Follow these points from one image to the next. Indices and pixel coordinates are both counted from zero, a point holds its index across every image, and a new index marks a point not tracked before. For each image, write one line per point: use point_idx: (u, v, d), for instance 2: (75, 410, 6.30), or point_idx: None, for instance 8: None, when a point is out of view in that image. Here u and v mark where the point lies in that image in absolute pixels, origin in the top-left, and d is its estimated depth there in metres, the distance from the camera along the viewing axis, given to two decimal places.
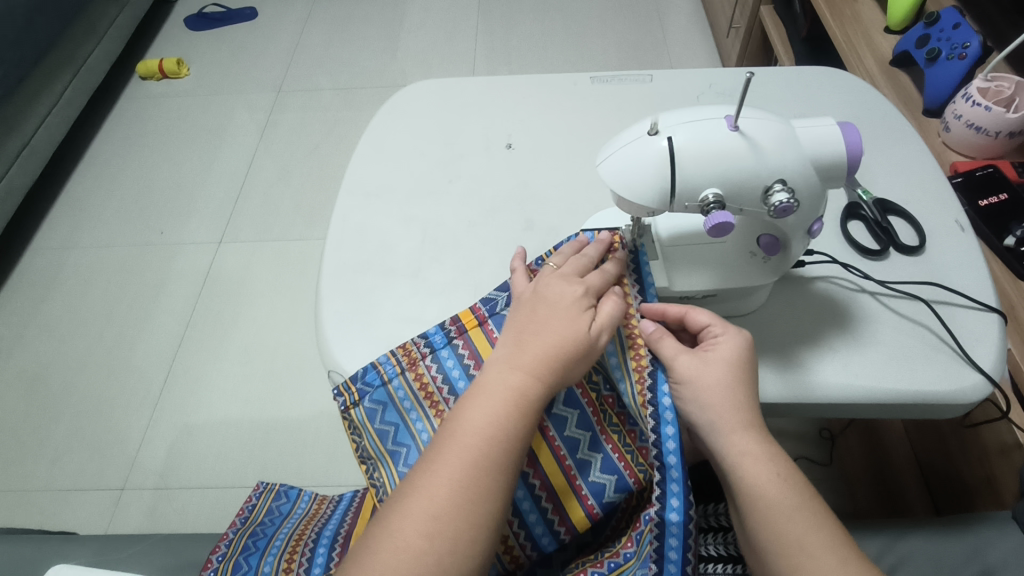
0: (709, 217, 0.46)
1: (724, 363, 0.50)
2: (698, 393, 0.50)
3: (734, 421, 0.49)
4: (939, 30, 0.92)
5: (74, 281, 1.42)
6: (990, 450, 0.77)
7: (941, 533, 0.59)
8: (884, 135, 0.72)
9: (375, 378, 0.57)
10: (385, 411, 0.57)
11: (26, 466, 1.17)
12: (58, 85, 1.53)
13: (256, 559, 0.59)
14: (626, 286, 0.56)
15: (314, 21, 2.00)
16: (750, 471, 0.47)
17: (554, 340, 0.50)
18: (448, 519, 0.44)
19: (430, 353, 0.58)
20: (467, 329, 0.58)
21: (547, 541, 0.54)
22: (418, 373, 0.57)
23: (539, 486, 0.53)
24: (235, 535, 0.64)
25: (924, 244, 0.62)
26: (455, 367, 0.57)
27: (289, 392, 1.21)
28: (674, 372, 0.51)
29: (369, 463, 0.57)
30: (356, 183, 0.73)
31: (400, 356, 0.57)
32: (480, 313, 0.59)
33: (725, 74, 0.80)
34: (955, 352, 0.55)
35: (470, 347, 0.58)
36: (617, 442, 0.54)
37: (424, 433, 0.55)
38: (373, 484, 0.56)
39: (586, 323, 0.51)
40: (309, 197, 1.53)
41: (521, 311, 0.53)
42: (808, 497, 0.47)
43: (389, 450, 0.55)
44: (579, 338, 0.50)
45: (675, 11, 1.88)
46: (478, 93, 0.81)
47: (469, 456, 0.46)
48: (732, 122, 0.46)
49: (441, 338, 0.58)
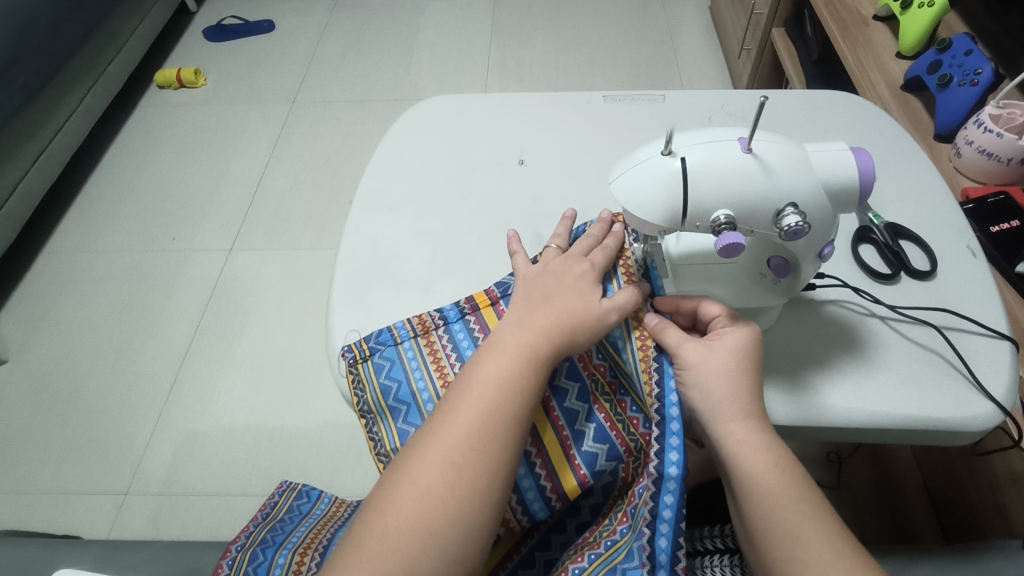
0: (720, 238, 0.46)
1: (729, 352, 0.50)
2: (702, 381, 0.50)
3: (734, 410, 0.48)
4: (951, 56, 0.93)
5: (87, 284, 1.44)
6: (1000, 479, 0.79)
7: (953, 563, 0.58)
8: (896, 159, 0.72)
9: (387, 338, 0.59)
10: (392, 367, 0.58)
11: (32, 467, 1.17)
12: (78, 91, 1.56)
13: (271, 551, 0.60)
14: (627, 254, 0.60)
15: (330, 34, 2.03)
16: (747, 459, 0.47)
17: (564, 305, 0.51)
18: (467, 466, 0.45)
19: (443, 325, 0.60)
20: (480, 308, 0.60)
21: (539, 508, 0.53)
22: (429, 341, 0.59)
23: (534, 454, 0.53)
24: (256, 529, 0.66)
25: (935, 270, 0.62)
26: (466, 339, 0.59)
27: (296, 401, 1.22)
28: (680, 359, 0.51)
29: (368, 418, 0.59)
30: (369, 196, 0.74)
31: (415, 322, 0.60)
32: (493, 294, 0.61)
33: (738, 96, 0.81)
34: (967, 380, 0.55)
35: (481, 323, 0.60)
36: (608, 411, 0.54)
37: (429, 404, 0.56)
38: (370, 438, 0.58)
39: (595, 295, 0.53)
40: (321, 207, 1.54)
41: (529, 282, 0.55)
42: (806, 490, 0.47)
43: (389, 406, 0.58)
44: (589, 305, 0.52)
45: (686, 30, 1.90)
46: (492, 110, 0.82)
47: (486, 407, 0.47)
48: (746, 145, 0.46)
49: (454, 313, 0.60)
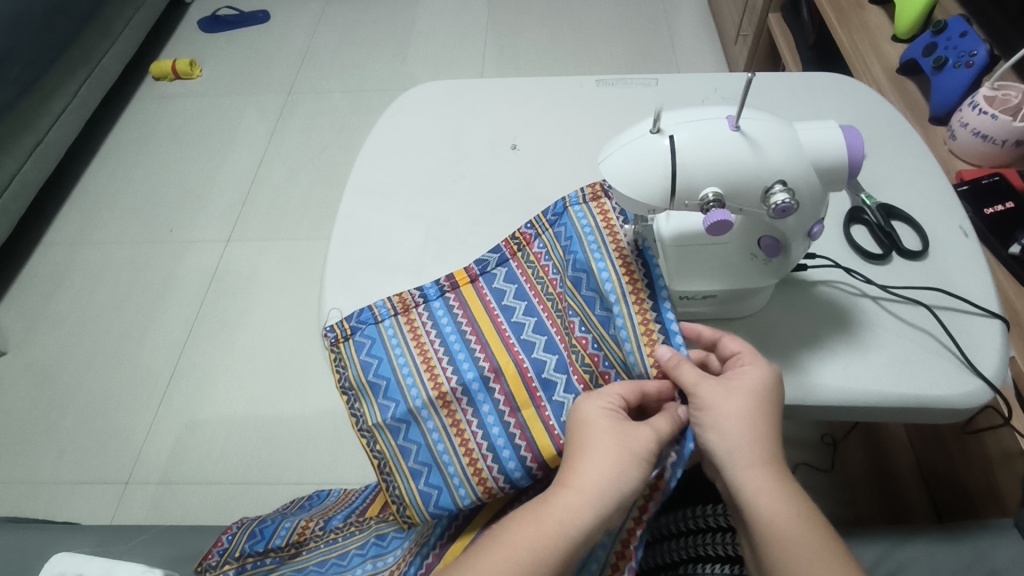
0: (708, 215, 0.46)
1: (748, 394, 0.50)
2: (719, 423, 0.49)
3: (752, 456, 0.48)
4: (946, 38, 0.92)
5: (85, 276, 1.44)
6: (993, 459, 0.78)
7: (943, 539, 0.59)
8: (889, 140, 0.72)
9: (368, 317, 0.60)
10: (373, 345, 0.59)
11: (33, 458, 1.18)
12: (73, 83, 1.56)
13: (286, 516, 0.69)
14: (619, 237, 0.58)
15: (325, 24, 2.02)
16: (769, 509, 0.47)
17: (587, 473, 0.47)
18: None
19: (423, 303, 0.61)
20: (460, 285, 0.62)
21: (520, 476, 0.53)
22: (410, 318, 0.60)
23: (514, 425, 0.54)
24: (287, 507, 0.76)
25: (927, 249, 0.62)
26: (445, 316, 0.60)
27: (295, 390, 1.22)
28: (696, 399, 0.50)
29: (350, 394, 0.59)
30: (362, 182, 0.74)
31: (394, 300, 0.61)
32: (472, 272, 0.62)
33: (732, 79, 0.80)
34: (957, 358, 0.55)
35: (462, 303, 0.61)
36: (588, 383, 0.55)
37: (412, 389, 0.56)
38: (352, 414, 0.58)
39: (624, 458, 0.47)
40: (318, 197, 1.54)
41: (569, 420, 0.51)
42: (826, 537, 0.47)
43: (370, 382, 0.58)
44: (615, 477, 0.46)
45: (684, 17, 1.89)
46: (483, 95, 0.82)
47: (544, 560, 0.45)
48: (734, 123, 0.46)
49: (434, 291, 0.62)
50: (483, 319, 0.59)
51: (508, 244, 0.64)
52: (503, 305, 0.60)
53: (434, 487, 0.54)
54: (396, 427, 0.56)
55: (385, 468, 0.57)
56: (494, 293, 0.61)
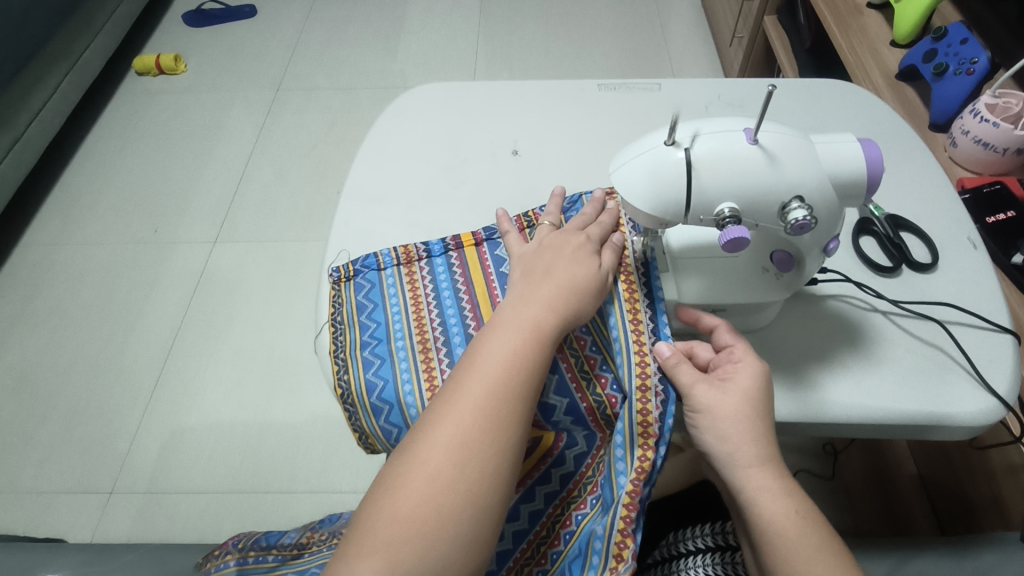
0: (723, 232, 0.45)
1: (742, 393, 0.48)
2: (717, 426, 0.48)
3: (751, 455, 0.47)
4: (946, 45, 0.92)
5: (67, 277, 1.40)
6: (996, 471, 0.77)
7: (950, 553, 0.59)
8: (897, 149, 0.71)
9: (372, 262, 0.62)
10: (372, 289, 0.60)
11: (14, 466, 1.14)
12: (54, 77, 1.50)
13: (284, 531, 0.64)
14: (627, 250, 0.57)
15: (314, 20, 1.98)
16: (770, 510, 0.45)
17: (566, 276, 0.51)
18: (485, 438, 0.43)
19: (427, 258, 0.62)
20: (464, 246, 0.62)
21: None
22: (411, 270, 0.61)
23: None
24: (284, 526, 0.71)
25: (935, 262, 0.61)
26: (445, 275, 0.60)
27: (285, 396, 1.19)
28: (692, 401, 0.49)
29: (336, 326, 0.58)
30: (357, 187, 0.72)
31: (400, 251, 0.62)
32: (478, 236, 0.63)
33: (737, 84, 0.79)
34: (968, 373, 0.54)
35: (462, 262, 0.61)
36: (572, 363, 0.53)
37: (399, 330, 0.57)
38: (333, 343, 0.57)
39: (594, 264, 0.52)
40: (307, 197, 1.51)
41: (527, 260, 0.54)
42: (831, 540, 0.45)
43: (360, 320, 0.58)
44: (591, 275, 0.51)
45: (677, 18, 1.88)
46: (483, 99, 0.80)
47: (530, 328, 0.47)
48: (752, 136, 0.45)
49: (439, 248, 0.62)
50: (480, 283, 0.59)
51: (518, 219, 0.63)
52: (501, 272, 0.60)
53: (394, 426, 0.53)
54: (370, 360, 0.55)
55: (346, 400, 0.54)
56: (494, 259, 0.61)
